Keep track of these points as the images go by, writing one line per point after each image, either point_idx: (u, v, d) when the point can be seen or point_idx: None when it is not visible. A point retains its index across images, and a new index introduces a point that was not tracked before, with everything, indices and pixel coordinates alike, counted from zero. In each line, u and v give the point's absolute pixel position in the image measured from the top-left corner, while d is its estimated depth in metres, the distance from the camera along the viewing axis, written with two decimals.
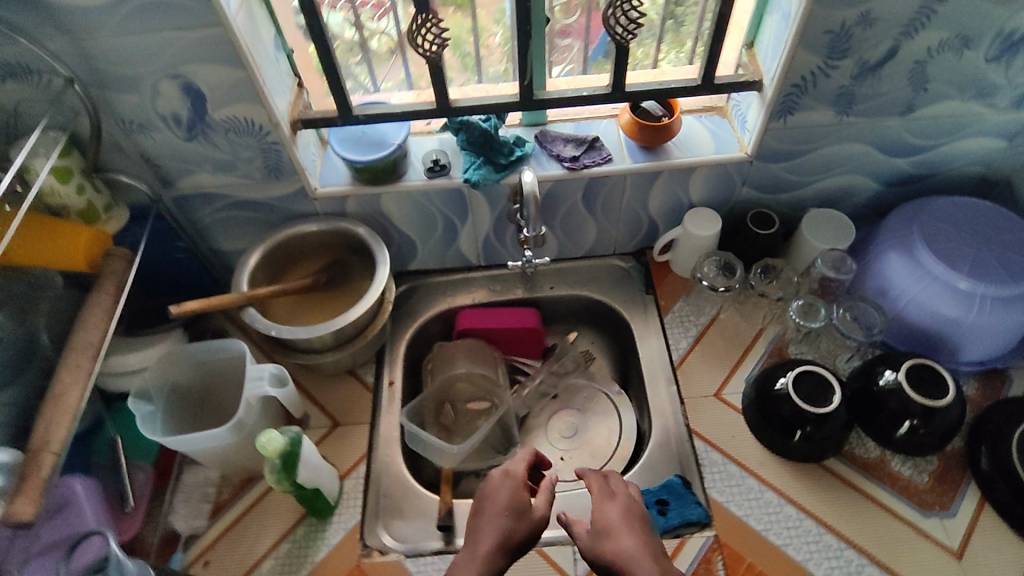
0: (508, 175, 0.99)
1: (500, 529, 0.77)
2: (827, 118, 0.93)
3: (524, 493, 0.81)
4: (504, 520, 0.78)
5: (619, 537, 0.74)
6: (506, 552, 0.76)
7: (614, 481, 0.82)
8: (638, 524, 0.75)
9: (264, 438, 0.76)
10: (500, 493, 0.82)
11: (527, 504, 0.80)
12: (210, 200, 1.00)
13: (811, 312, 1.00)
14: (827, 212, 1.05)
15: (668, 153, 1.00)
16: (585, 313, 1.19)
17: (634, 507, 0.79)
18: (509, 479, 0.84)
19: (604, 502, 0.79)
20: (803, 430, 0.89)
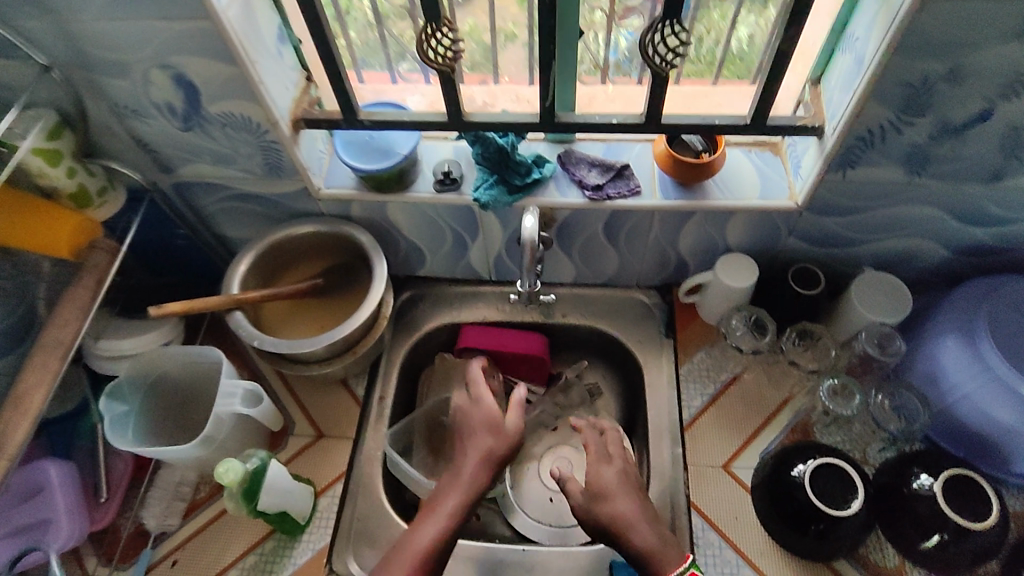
0: (523, 198, 0.91)
1: (477, 454, 0.84)
2: (895, 177, 0.80)
3: (492, 410, 0.89)
4: (481, 441, 0.86)
5: (617, 502, 0.76)
6: (488, 465, 0.84)
7: (608, 443, 0.85)
8: (634, 487, 0.79)
9: (221, 470, 0.72)
10: (473, 416, 0.89)
11: (500, 424, 0.88)
12: (211, 189, 0.95)
13: (843, 394, 0.90)
14: (882, 275, 0.92)
15: (705, 192, 0.89)
16: (597, 346, 1.11)
17: (630, 473, 0.81)
18: (477, 406, 0.91)
19: (601, 466, 0.80)
20: (816, 526, 0.81)
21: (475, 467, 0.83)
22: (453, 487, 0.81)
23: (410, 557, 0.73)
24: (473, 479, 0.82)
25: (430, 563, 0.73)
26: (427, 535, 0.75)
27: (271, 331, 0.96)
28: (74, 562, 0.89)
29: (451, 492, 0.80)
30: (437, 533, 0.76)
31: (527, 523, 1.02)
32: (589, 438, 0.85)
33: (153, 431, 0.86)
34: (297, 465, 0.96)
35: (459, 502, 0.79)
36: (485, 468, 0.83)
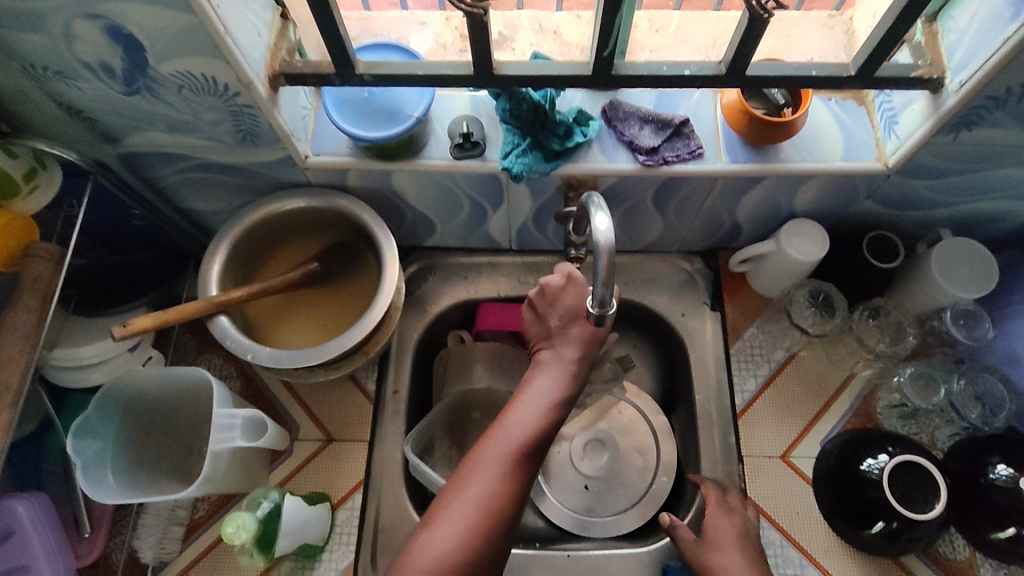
0: (563, 164, 0.75)
1: (574, 337, 0.72)
2: (1016, 138, 0.67)
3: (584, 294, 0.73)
4: (573, 326, 0.73)
5: (727, 560, 0.71)
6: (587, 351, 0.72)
7: (729, 492, 0.78)
8: (750, 546, 0.74)
9: (231, 529, 0.62)
10: (564, 300, 0.73)
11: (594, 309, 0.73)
12: (169, 160, 0.76)
13: (925, 386, 0.83)
14: (968, 241, 0.81)
15: (779, 154, 0.74)
16: (631, 318, 0.98)
17: (748, 530, 0.75)
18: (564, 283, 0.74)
19: (718, 518, 0.75)
20: (886, 524, 0.74)
21: (569, 353, 0.72)
22: (548, 369, 0.71)
23: (507, 444, 0.65)
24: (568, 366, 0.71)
25: (530, 453, 0.66)
26: (523, 422, 0.67)
27: (263, 330, 0.81)
28: None
29: (548, 375, 0.71)
30: (536, 421, 0.67)
31: (560, 516, 0.89)
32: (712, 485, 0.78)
33: (140, 458, 0.76)
34: (307, 475, 0.85)
35: (555, 388, 0.69)
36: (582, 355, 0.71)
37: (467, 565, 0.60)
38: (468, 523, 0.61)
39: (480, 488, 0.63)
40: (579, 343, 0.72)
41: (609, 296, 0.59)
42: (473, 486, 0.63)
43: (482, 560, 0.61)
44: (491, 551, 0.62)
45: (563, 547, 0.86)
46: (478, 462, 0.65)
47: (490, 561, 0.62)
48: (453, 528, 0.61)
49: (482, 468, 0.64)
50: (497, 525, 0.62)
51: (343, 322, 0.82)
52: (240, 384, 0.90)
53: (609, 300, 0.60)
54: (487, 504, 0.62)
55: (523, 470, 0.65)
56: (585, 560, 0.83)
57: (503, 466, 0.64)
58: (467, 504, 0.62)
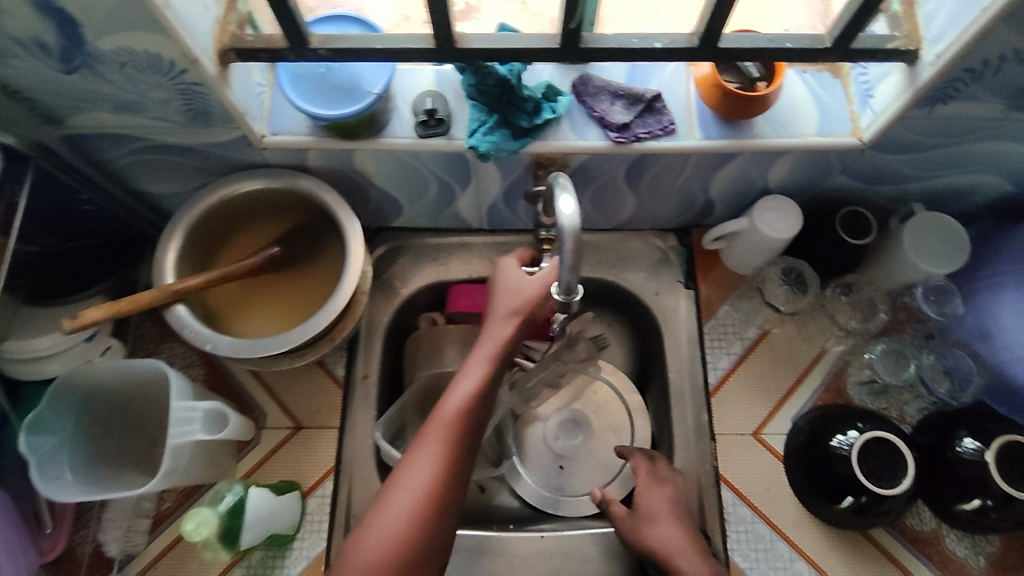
0: (532, 142, 0.72)
1: (504, 308, 0.69)
2: (990, 111, 0.66)
3: (519, 274, 0.71)
4: (505, 300, 0.69)
5: (663, 532, 0.72)
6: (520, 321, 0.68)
7: (659, 463, 0.79)
8: (684, 515, 0.75)
9: (190, 526, 0.64)
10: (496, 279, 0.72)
11: (523, 284, 0.70)
12: (117, 141, 0.72)
13: (895, 364, 0.84)
14: (939, 216, 0.81)
15: (753, 129, 0.73)
16: (605, 297, 0.97)
17: (681, 499, 0.76)
18: (501, 270, 0.72)
19: (651, 489, 0.76)
20: (855, 499, 0.74)
21: (501, 324, 0.69)
22: (481, 343, 0.68)
23: (441, 425, 0.63)
24: (500, 338, 0.68)
25: (467, 429, 0.64)
26: (456, 400, 0.64)
27: (225, 317, 0.79)
28: None
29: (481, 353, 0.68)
30: (469, 396, 0.64)
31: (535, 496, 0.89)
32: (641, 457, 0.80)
33: (99, 453, 0.74)
34: (276, 463, 0.83)
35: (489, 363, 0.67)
36: (513, 324, 0.68)
37: (411, 555, 0.58)
38: (407, 512, 0.59)
39: (417, 473, 0.61)
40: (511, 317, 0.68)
41: (568, 281, 0.58)
42: (410, 474, 0.61)
43: (426, 548, 0.59)
44: (436, 537, 0.60)
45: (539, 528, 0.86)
46: (414, 448, 0.62)
47: (436, 548, 0.60)
48: (393, 519, 0.59)
49: (417, 453, 0.62)
50: (439, 510, 0.60)
51: (309, 307, 0.79)
52: (205, 372, 0.87)
53: (573, 286, 0.58)
54: (425, 490, 0.60)
55: (461, 449, 0.63)
56: (560, 541, 0.83)
57: (439, 448, 0.62)
58: (404, 492, 0.60)
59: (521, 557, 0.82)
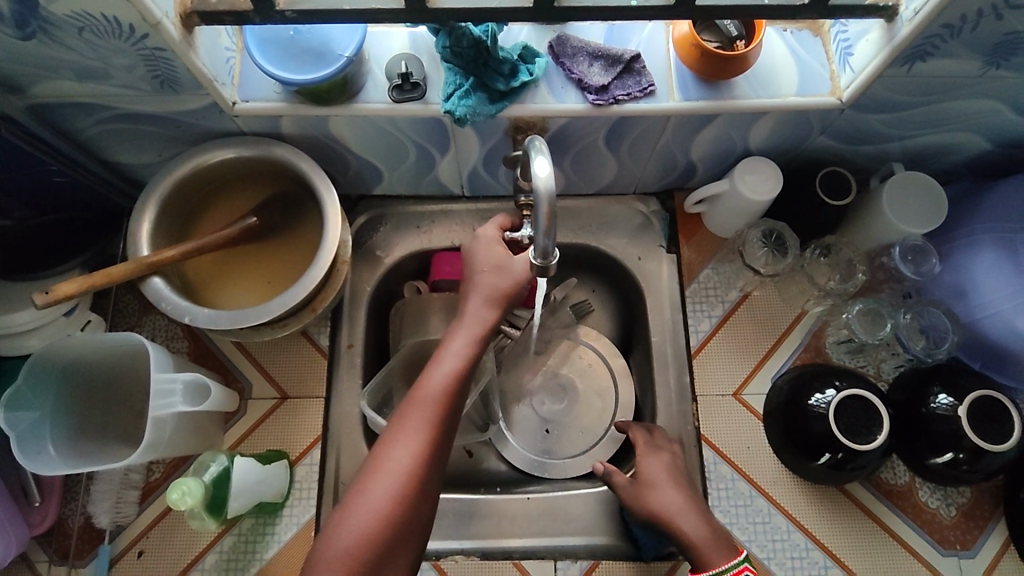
0: (510, 105, 0.71)
1: (482, 290, 0.71)
2: (968, 69, 0.66)
3: (501, 248, 0.73)
4: (488, 278, 0.72)
5: (664, 496, 0.73)
6: (501, 303, 0.71)
7: (656, 433, 0.81)
8: (681, 479, 0.76)
9: (175, 496, 0.65)
10: (476, 256, 0.73)
11: (507, 260, 0.72)
12: (83, 111, 0.70)
13: (875, 323, 0.84)
14: (919, 175, 0.81)
15: (733, 90, 0.72)
16: (588, 263, 0.97)
17: (677, 464, 0.77)
18: (480, 242, 0.74)
19: (649, 457, 0.77)
20: (832, 455, 0.75)
21: (482, 305, 0.71)
22: (461, 325, 0.70)
23: (426, 404, 0.63)
24: (480, 318, 0.70)
25: (450, 408, 0.65)
26: (440, 379, 0.65)
27: (204, 289, 0.78)
28: (26, 570, 0.78)
29: (461, 335, 0.69)
30: (452, 376, 0.66)
31: (522, 459, 0.91)
32: (638, 428, 0.81)
33: (83, 426, 0.74)
34: (262, 434, 0.83)
35: (470, 344, 0.68)
36: (493, 304, 0.71)
37: (396, 531, 0.58)
38: (393, 490, 0.59)
39: (402, 452, 0.61)
40: (491, 294, 0.71)
41: (547, 245, 0.58)
42: (395, 453, 0.61)
43: (412, 525, 0.60)
44: (420, 514, 0.60)
45: (526, 490, 0.87)
46: (398, 427, 0.62)
47: (420, 524, 0.60)
48: (377, 497, 0.59)
49: (402, 432, 0.62)
50: (424, 488, 0.61)
51: (288, 278, 0.79)
52: (188, 344, 0.86)
53: (552, 249, 0.58)
54: (412, 467, 0.60)
55: (445, 427, 0.64)
56: (546, 502, 0.84)
57: (423, 427, 0.62)
58: (390, 471, 0.60)
59: (509, 518, 0.84)
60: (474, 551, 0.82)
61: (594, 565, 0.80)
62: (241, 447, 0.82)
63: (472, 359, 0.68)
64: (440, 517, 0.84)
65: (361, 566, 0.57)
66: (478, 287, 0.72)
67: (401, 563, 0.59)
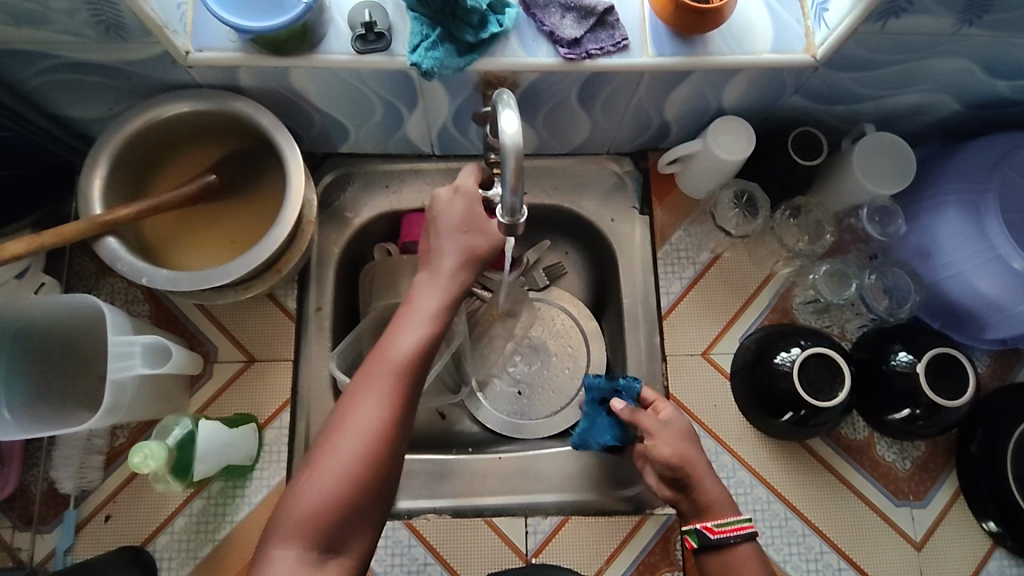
0: (478, 59, 0.69)
1: (450, 254, 0.70)
2: (941, 27, 0.65)
3: (478, 207, 0.71)
4: (459, 240, 0.70)
5: (691, 449, 0.71)
6: (471, 266, 0.70)
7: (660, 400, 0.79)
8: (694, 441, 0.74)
9: (138, 459, 0.64)
10: (448, 213, 0.71)
11: (483, 221, 0.71)
12: (22, 58, 0.66)
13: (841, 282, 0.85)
14: (890, 136, 0.81)
15: (707, 45, 0.70)
16: (562, 223, 0.96)
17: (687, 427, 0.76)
18: (460, 197, 0.72)
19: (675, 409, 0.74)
20: (795, 412, 0.77)
21: (453, 268, 0.70)
22: (431, 287, 0.68)
23: (393, 367, 0.62)
24: (449, 284, 0.69)
25: (417, 373, 0.63)
26: (409, 343, 0.64)
27: (163, 249, 0.76)
28: None
29: (428, 298, 0.68)
30: (421, 340, 0.64)
31: (494, 420, 0.91)
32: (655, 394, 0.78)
33: (40, 390, 0.72)
34: (229, 397, 0.81)
35: (438, 307, 0.67)
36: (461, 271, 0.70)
37: (362, 496, 0.58)
38: (359, 453, 0.58)
39: (368, 415, 0.60)
40: (459, 259, 0.70)
41: (514, 203, 0.56)
42: (361, 416, 0.60)
43: (379, 487, 0.59)
44: (388, 476, 0.60)
45: (497, 450, 0.88)
46: (363, 390, 0.61)
47: (387, 488, 0.60)
48: (341, 462, 0.58)
49: (368, 396, 0.61)
50: (391, 451, 0.60)
51: (252, 238, 0.77)
52: (150, 308, 0.84)
53: (520, 208, 0.57)
54: (378, 432, 0.60)
55: (412, 390, 0.63)
56: (518, 461, 0.85)
57: (389, 392, 0.61)
58: (355, 434, 0.59)
59: (481, 477, 0.84)
60: (447, 509, 0.83)
61: (565, 520, 0.81)
62: (209, 410, 0.81)
63: (439, 322, 0.67)
64: (411, 477, 0.84)
65: (328, 528, 0.56)
66: (446, 247, 0.70)
67: (367, 526, 0.59)
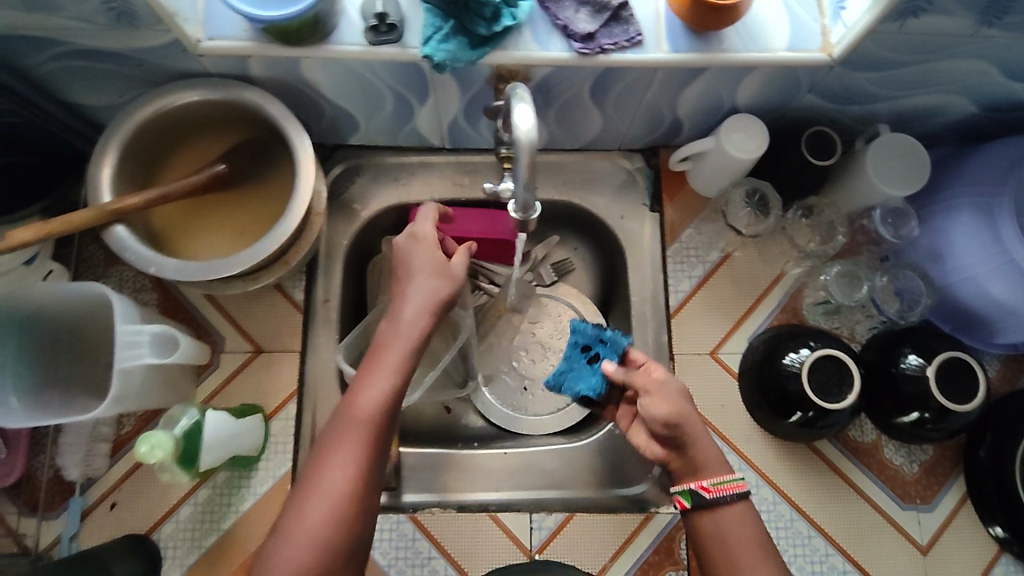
0: (491, 52, 0.68)
1: (419, 296, 0.68)
2: (961, 27, 0.65)
3: (438, 252, 0.72)
4: (427, 281, 0.69)
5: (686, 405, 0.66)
6: (440, 306, 0.69)
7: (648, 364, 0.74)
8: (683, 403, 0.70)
9: (144, 450, 0.64)
10: (411, 259, 0.71)
11: (447, 265, 0.71)
12: (33, 44, 0.65)
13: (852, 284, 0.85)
14: (905, 137, 0.80)
15: (723, 42, 0.69)
16: (571, 219, 0.95)
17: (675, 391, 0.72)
18: (422, 243, 0.72)
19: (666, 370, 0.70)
20: (803, 413, 0.77)
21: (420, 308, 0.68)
22: (400, 331, 0.66)
23: (361, 422, 0.60)
24: (419, 326, 0.66)
25: (386, 424, 0.61)
26: (380, 390, 0.62)
27: (172, 239, 0.76)
28: None
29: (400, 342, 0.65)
30: (388, 390, 0.62)
31: (499, 415, 0.91)
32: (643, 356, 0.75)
33: (46, 377, 0.72)
34: (236, 388, 0.81)
35: (406, 353, 0.64)
36: (430, 313, 0.68)
37: (337, 557, 0.56)
38: (330, 515, 0.56)
39: (337, 476, 0.58)
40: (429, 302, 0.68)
41: (526, 197, 0.56)
42: (330, 477, 0.58)
43: (354, 545, 0.57)
44: (361, 534, 0.58)
45: (502, 446, 0.88)
46: (332, 449, 0.59)
47: (362, 543, 0.58)
48: (312, 525, 0.56)
49: (337, 455, 0.58)
50: (364, 508, 0.58)
51: (260, 229, 0.76)
52: (158, 297, 0.83)
53: (532, 202, 0.57)
54: (349, 491, 0.57)
55: (380, 444, 0.61)
56: (524, 457, 0.84)
57: (359, 449, 0.59)
58: (325, 497, 0.57)
59: (486, 472, 0.84)
60: (451, 504, 0.83)
61: (569, 518, 0.81)
62: (216, 400, 0.81)
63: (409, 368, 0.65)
64: (416, 471, 0.84)
65: None
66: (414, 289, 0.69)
67: None
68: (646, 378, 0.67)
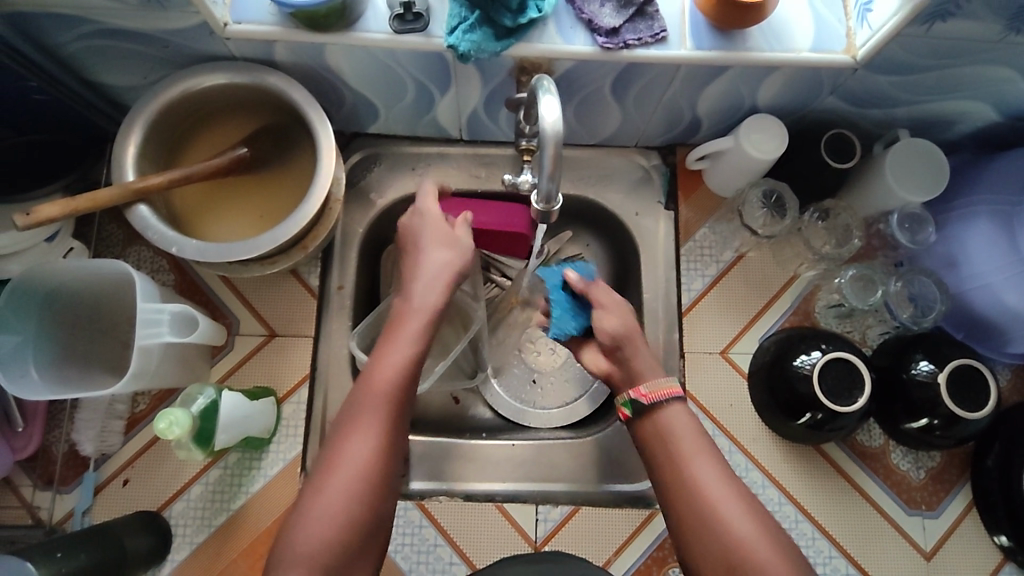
0: (515, 44, 0.68)
1: (435, 271, 0.70)
2: (987, 33, 0.64)
3: (444, 223, 0.73)
4: (440, 255, 0.71)
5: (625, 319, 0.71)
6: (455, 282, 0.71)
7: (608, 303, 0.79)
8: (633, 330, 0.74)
9: (164, 424, 0.65)
10: (417, 232, 0.73)
11: (454, 236, 0.73)
12: (63, 22, 0.66)
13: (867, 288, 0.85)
14: (925, 142, 0.80)
15: (747, 41, 0.69)
16: (586, 215, 0.96)
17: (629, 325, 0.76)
18: (426, 218, 0.74)
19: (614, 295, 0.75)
20: (812, 415, 0.77)
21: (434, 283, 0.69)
22: (414, 308, 0.68)
23: (379, 395, 0.62)
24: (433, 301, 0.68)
25: (403, 398, 0.63)
26: (395, 363, 0.64)
27: (192, 220, 0.76)
28: (9, 494, 0.77)
29: (417, 317, 0.67)
30: (405, 360, 0.64)
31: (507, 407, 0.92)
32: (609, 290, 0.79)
33: (64, 352, 0.73)
34: (249, 370, 0.82)
35: (421, 329, 0.66)
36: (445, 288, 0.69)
37: (361, 529, 0.57)
38: (354, 487, 0.58)
39: (358, 449, 0.59)
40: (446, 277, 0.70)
41: (549, 188, 0.56)
42: (352, 450, 0.59)
43: (377, 517, 0.59)
44: (384, 502, 0.60)
45: (509, 437, 0.88)
46: (352, 423, 0.60)
47: (384, 515, 0.60)
48: (336, 497, 0.57)
49: (358, 428, 0.60)
50: (385, 480, 0.59)
51: (279, 214, 0.77)
52: (175, 278, 0.84)
53: (554, 194, 0.57)
54: (370, 463, 0.59)
55: (399, 416, 0.63)
56: (531, 449, 0.85)
57: (378, 422, 0.61)
58: (347, 469, 0.58)
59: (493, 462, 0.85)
60: (458, 492, 0.83)
61: (575, 510, 0.81)
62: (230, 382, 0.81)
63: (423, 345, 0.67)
64: (425, 459, 0.85)
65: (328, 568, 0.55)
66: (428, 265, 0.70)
67: (369, 556, 0.58)
68: (604, 296, 0.73)
